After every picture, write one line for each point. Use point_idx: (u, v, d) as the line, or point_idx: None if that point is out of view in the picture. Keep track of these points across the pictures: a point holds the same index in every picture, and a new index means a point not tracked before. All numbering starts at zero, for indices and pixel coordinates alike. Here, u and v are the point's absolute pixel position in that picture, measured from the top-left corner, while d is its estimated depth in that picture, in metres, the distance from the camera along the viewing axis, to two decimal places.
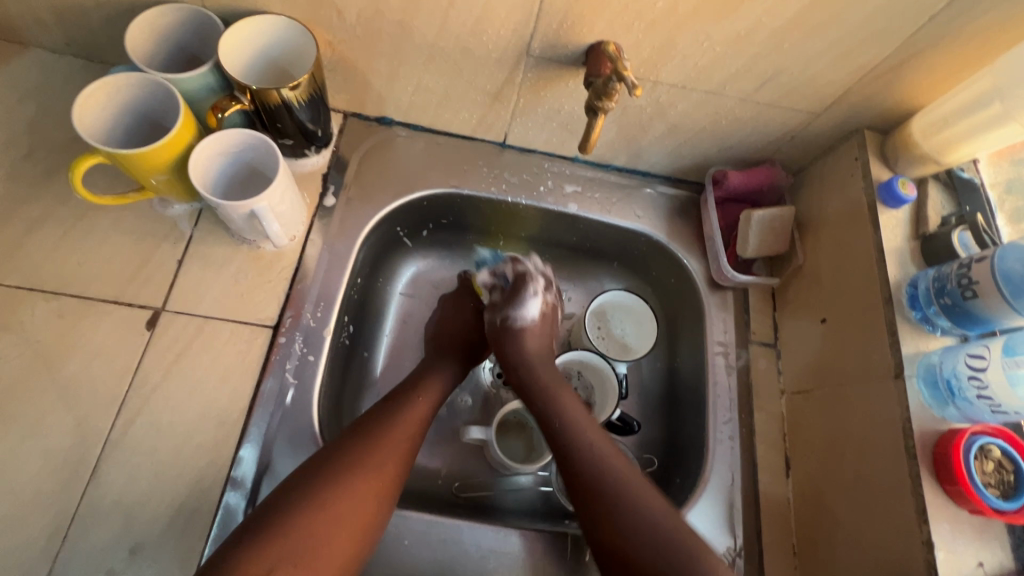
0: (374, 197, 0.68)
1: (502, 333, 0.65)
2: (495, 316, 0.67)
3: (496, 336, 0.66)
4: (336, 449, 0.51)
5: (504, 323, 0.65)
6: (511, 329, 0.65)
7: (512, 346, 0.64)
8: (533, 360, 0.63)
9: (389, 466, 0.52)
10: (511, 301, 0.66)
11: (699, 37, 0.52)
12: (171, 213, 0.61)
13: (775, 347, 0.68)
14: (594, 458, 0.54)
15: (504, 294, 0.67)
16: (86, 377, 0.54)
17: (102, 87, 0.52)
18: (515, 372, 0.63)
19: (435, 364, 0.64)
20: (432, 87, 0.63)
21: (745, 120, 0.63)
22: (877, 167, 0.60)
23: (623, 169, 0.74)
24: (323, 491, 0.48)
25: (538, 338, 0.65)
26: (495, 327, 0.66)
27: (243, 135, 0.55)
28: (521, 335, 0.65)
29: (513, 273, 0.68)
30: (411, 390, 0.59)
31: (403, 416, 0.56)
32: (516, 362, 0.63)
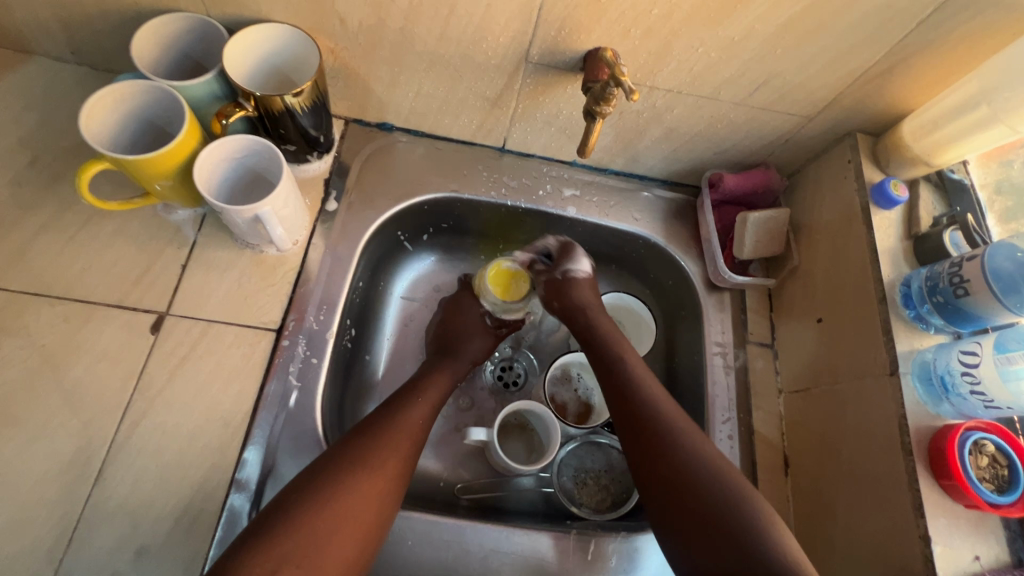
0: (375, 202, 0.68)
1: (564, 283, 0.68)
2: (551, 282, 0.69)
3: (560, 285, 0.68)
4: (338, 453, 0.51)
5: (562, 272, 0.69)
6: (573, 280, 0.69)
7: (575, 292, 0.68)
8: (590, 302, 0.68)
9: (391, 471, 0.52)
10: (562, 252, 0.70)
11: (694, 43, 0.53)
12: (175, 218, 0.62)
13: (772, 347, 0.69)
14: (653, 409, 0.55)
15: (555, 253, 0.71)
16: (90, 380, 0.54)
17: (108, 94, 0.52)
18: (585, 312, 0.66)
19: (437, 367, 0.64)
20: (432, 93, 0.64)
21: (740, 123, 0.64)
22: (870, 170, 0.61)
23: (621, 172, 0.75)
24: (325, 494, 0.48)
25: (591, 290, 0.69)
26: (559, 279, 0.69)
27: (247, 140, 0.56)
28: (579, 285, 0.69)
29: (558, 244, 0.72)
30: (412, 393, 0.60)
31: (405, 420, 0.56)
32: (584, 304, 0.67)
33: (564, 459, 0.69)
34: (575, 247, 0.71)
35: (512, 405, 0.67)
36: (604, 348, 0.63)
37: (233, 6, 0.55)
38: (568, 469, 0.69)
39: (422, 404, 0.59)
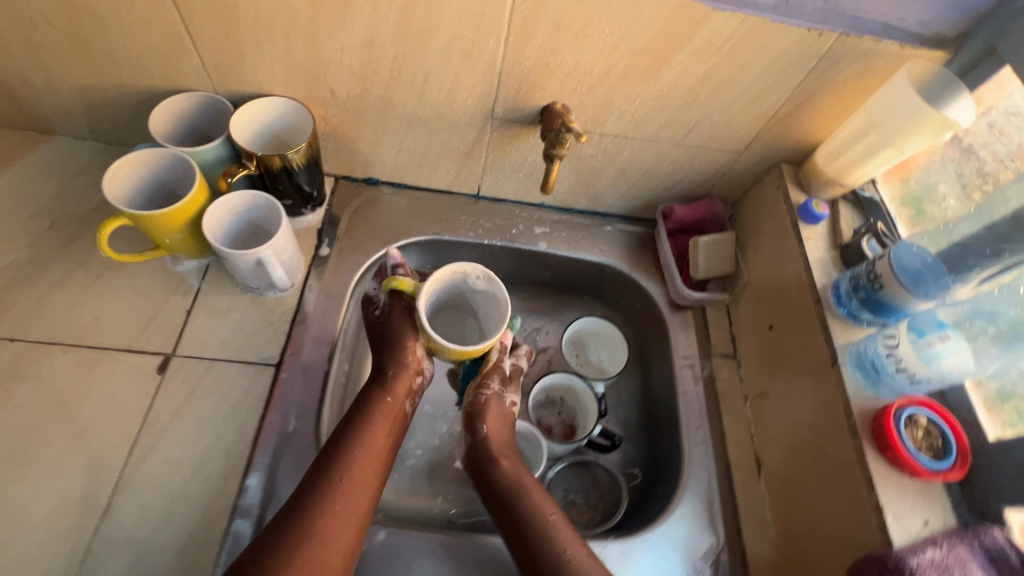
0: (365, 246, 0.76)
1: (486, 411, 0.66)
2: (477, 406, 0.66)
3: (477, 412, 0.66)
4: (280, 522, 0.51)
5: (491, 394, 0.67)
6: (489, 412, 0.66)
7: (488, 427, 0.65)
8: (501, 453, 0.64)
9: (347, 523, 0.53)
10: (483, 417, 0.66)
11: (632, 95, 0.63)
12: (181, 269, 0.68)
13: (735, 357, 0.76)
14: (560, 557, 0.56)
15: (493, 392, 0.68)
16: (99, 419, 0.57)
17: (127, 160, 0.60)
18: (503, 458, 0.64)
19: (372, 398, 0.61)
20: (413, 149, 0.74)
21: (680, 160, 0.74)
22: (795, 194, 0.71)
23: (584, 212, 0.85)
24: (292, 543, 0.50)
25: (505, 429, 0.67)
26: (481, 400, 0.66)
27: (249, 195, 0.63)
28: (499, 410, 0.67)
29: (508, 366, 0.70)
30: (347, 436, 0.58)
31: (350, 470, 0.55)
32: (500, 450, 0.65)
33: (552, 479, 0.74)
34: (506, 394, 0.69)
35: None
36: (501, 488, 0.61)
37: (239, 84, 0.64)
38: (558, 489, 0.74)
39: (366, 445, 0.58)
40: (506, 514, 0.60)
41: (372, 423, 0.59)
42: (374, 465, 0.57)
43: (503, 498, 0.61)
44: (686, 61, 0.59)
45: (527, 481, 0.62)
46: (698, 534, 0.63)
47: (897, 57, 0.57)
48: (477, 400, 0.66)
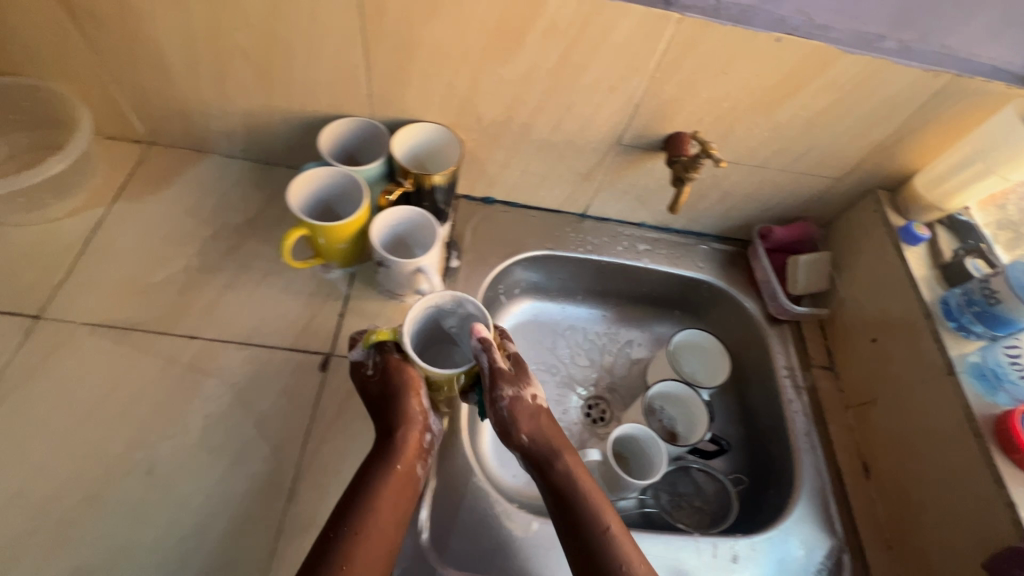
0: (488, 260, 0.82)
1: (537, 410, 0.62)
2: (517, 407, 0.61)
3: (530, 414, 0.62)
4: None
5: (511, 399, 0.61)
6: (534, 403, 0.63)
7: (540, 425, 0.62)
8: (561, 449, 0.62)
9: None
10: (529, 418, 0.62)
11: (753, 126, 0.70)
12: (331, 276, 0.74)
13: (832, 369, 0.81)
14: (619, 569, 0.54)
15: (513, 365, 0.64)
16: (275, 411, 0.63)
17: (305, 178, 0.67)
18: (559, 456, 0.61)
19: (378, 466, 0.57)
20: (536, 171, 0.80)
21: (782, 185, 0.80)
22: (894, 218, 0.77)
23: (680, 231, 0.91)
24: None
25: (547, 422, 0.63)
26: (529, 404, 0.62)
27: (405, 211, 0.69)
28: (524, 409, 0.62)
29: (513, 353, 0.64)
30: (352, 510, 0.54)
31: (355, 557, 0.51)
32: (558, 445, 0.62)
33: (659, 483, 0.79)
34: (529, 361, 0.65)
35: (620, 429, 0.73)
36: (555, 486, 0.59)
37: (396, 111, 0.71)
38: (664, 492, 0.78)
39: (372, 525, 0.53)
40: (563, 522, 0.58)
41: (379, 498, 0.55)
42: (382, 550, 0.53)
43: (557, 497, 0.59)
44: (809, 97, 0.66)
45: (583, 485, 0.59)
46: (819, 535, 0.67)
47: (1003, 96, 0.64)
48: (515, 411, 0.61)
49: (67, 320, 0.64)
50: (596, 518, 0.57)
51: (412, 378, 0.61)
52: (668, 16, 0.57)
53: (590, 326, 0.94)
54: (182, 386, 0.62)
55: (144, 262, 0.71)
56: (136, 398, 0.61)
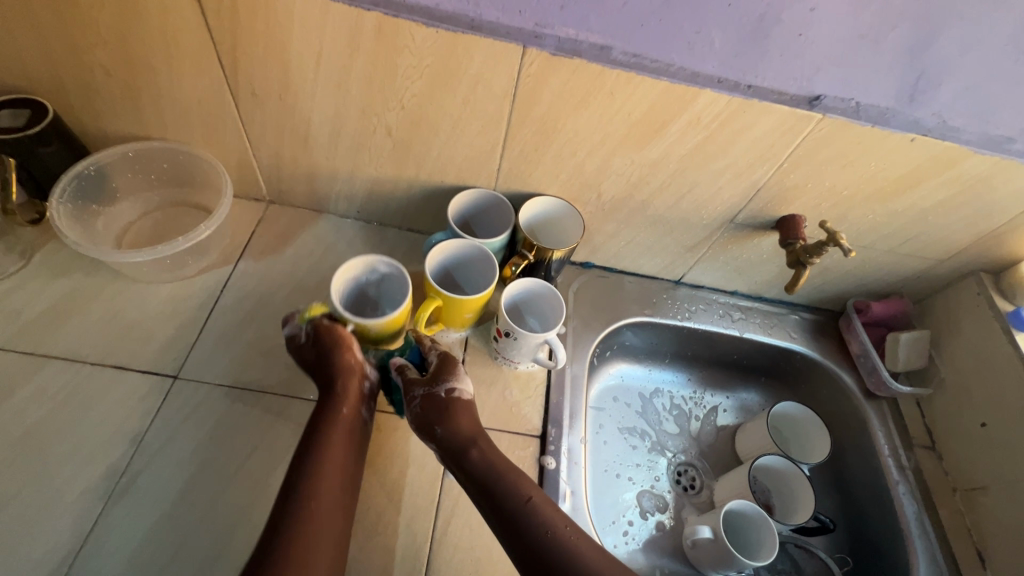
0: (591, 326, 0.83)
1: (448, 405, 0.62)
2: (429, 403, 0.62)
3: (444, 409, 0.62)
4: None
5: (423, 397, 0.62)
6: (455, 398, 0.63)
7: (459, 417, 0.62)
8: (471, 439, 0.61)
9: (315, 554, 0.52)
10: (448, 413, 0.62)
11: (869, 212, 0.72)
12: (446, 340, 0.75)
13: (934, 449, 0.81)
14: (550, 525, 0.56)
15: (437, 364, 0.65)
16: (406, 481, 0.63)
17: (436, 251, 0.70)
18: (471, 446, 0.60)
19: (326, 427, 0.59)
20: (642, 241, 0.83)
21: (883, 264, 0.82)
22: (1000, 301, 0.78)
23: (771, 300, 0.93)
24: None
25: (464, 414, 0.62)
26: (441, 399, 0.62)
27: (529, 283, 0.71)
28: (438, 403, 0.62)
29: (437, 355, 0.66)
30: (307, 457, 0.57)
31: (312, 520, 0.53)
32: (471, 435, 0.61)
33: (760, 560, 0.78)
34: (455, 360, 0.66)
35: (728, 505, 0.74)
36: (475, 463, 0.60)
37: (520, 184, 0.74)
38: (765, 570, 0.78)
39: (325, 484, 0.55)
40: (490, 494, 0.58)
41: (328, 443, 0.58)
42: (335, 514, 0.55)
43: (482, 476, 0.59)
44: (930, 189, 0.68)
45: (503, 462, 0.60)
46: None
47: None
48: (430, 407, 0.62)
49: (204, 381, 0.66)
50: (519, 481, 0.58)
51: (344, 336, 0.63)
52: (810, 115, 0.60)
53: (676, 389, 0.94)
54: None
55: (271, 322, 0.72)
56: (272, 464, 0.61)
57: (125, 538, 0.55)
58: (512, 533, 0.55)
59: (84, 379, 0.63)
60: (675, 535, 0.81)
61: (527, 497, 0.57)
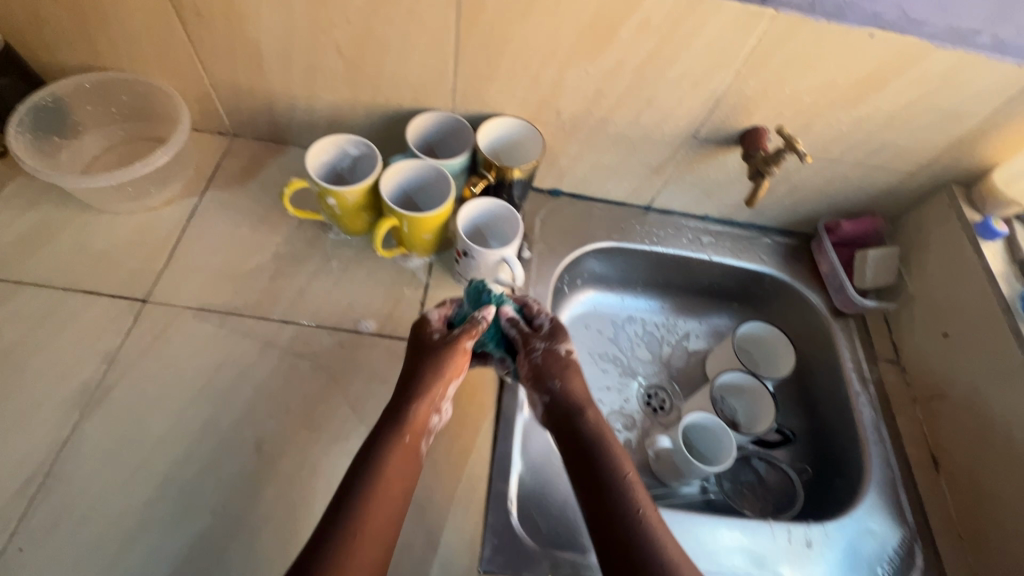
0: (557, 250, 0.84)
1: (567, 364, 0.62)
2: (547, 359, 0.62)
3: (563, 367, 0.62)
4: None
5: (546, 351, 0.63)
6: (572, 360, 0.63)
7: (574, 378, 0.62)
8: (586, 406, 0.60)
9: (373, 525, 0.50)
10: (564, 372, 0.61)
11: (833, 120, 0.70)
12: (411, 265, 0.77)
13: (899, 364, 0.81)
14: (644, 526, 0.51)
15: (549, 326, 0.65)
16: (368, 393, 0.66)
17: (393, 170, 0.70)
18: (588, 408, 0.60)
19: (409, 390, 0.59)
20: (607, 164, 0.82)
21: (853, 179, 0.80)
22: (969, 212, 0.76)
23: (743, 224, 0.92)
24: (333, 543, 0.48)
25: (582, 379, 0.63)
26: (561, 357, 0.63)
27: (488, 203, 0.71)
28: (559, 362, 0.62)
29: (550, 318, 0.66)
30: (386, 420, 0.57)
31: (361, 529, 0.49)
32: (584, 403, 0.60)
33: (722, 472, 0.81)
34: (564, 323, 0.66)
35: (688, 417, 0.76)
36: (583, 444, 0.57)
37: (477, 104, 0.73)
38: (726, 480, 0.80)
39: (381, 490, 0.52)
40: (596, 496, 0.54)
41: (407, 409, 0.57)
42: (385, 520, 0.51)
43: (585, 466, 0.56)
44: (895, 91, 0.66)
45: (611, 447, 0.57)
46: (892, 524, 0.68)
47: None
48: (547, 362, 0.62)
49: (174, 304, 0.68)
50: (625, 480, 0.54)
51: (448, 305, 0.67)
52: (763, 12, 0.58)
53: (649, 317, 0.95)
54: (281, 366, 0.66)
55: (238, 250, 0.74)
56: (240, 378, 0.64)
57: (102, 444, 0.59)
58: (611, 537, 0.51)
59: (57, 303, 0.66)
60: (642, 450, 0.83)
61: (632, 500, 0.53)
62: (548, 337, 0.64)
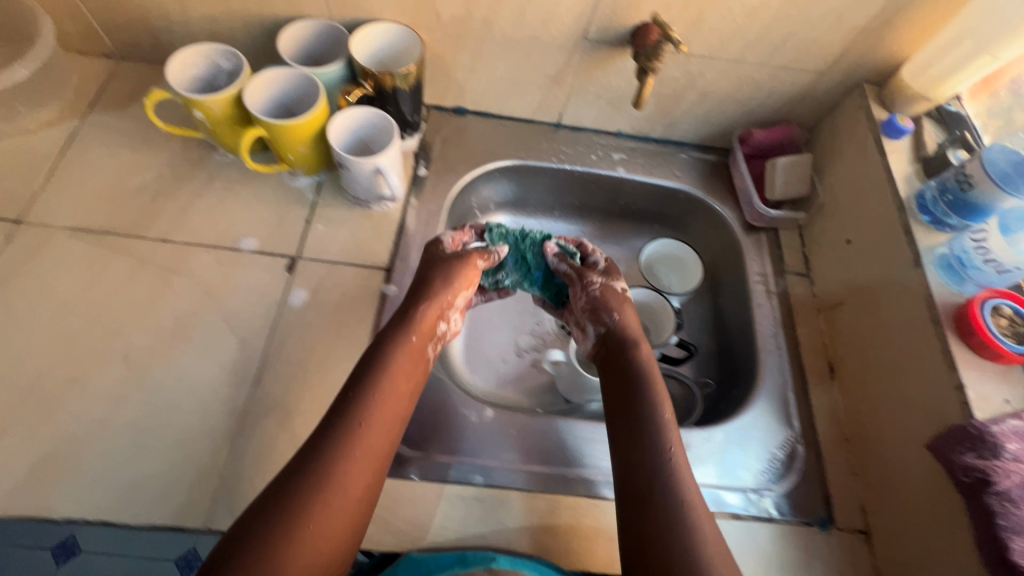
0: (457, 169, 0.81)
1: (623, 300, 0.70)
2: (604, 293, 0.69)
3: (619, 301, 0.70)
4: (304, 461, 0.51)
5: (602, 285, 0.70)
6: (618, 294, 0.71)
7: (626, 313, 0.69)
8: (638, 338, 0.67)
9: (370, 446, 0.54)
10: (611, 307, 0.69)
11: (725, 11, 0.66)
12: (298, 184, 0.75)
13: (808, 276, 0.79)
14: (657, 453, 0.57)
15: (605, 266, 0.74)
16: (243, 308, 0.66)
17: (261, 80, 0.66)
18: (641, 343, 0.67)
19: (402, 325, 0.62)
20: (504, 75, 0.78)
21: (763, 83, 0.76)
22: (878, 111, 0.72)
23: (659, 140, 0.88)
24: (323, 460, 0.51)
25: (634, 314, 0.70)
26: (618, 293, 0.71)
27: (366, 112, 0.69)
28: (615, 296, 0.70)
29: (603, 260, 0.75)
30: (383, 349, 0.60)
31: (354, 450, 0.52)
32: (635, 336, 0.67)
33: None
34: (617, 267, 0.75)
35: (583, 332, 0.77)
36: (625, 372, 0.64)
37: (352, 9, 0.70)
38: None
39: (376, 416, 0.55)
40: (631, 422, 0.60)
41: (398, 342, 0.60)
42: (381, 445, 0.54)
43: (622, 391, 0.63)
44: None
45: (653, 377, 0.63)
46: (776, 427, 0.68)
47: None
48: (598, 296, 0.69)
49: (47, 224, 0.67)
50: (652, 407, 0.60)
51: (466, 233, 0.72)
52: None
53: None
54: (156, 283, 0.66)
55: (118, 172, 0.73)
56: (113, 295, 0.64)
57: None
58: (630, 461, 0.57)
59: None
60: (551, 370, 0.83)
61: (660, 428, 0.58)
62: (599, 274, 0.72)
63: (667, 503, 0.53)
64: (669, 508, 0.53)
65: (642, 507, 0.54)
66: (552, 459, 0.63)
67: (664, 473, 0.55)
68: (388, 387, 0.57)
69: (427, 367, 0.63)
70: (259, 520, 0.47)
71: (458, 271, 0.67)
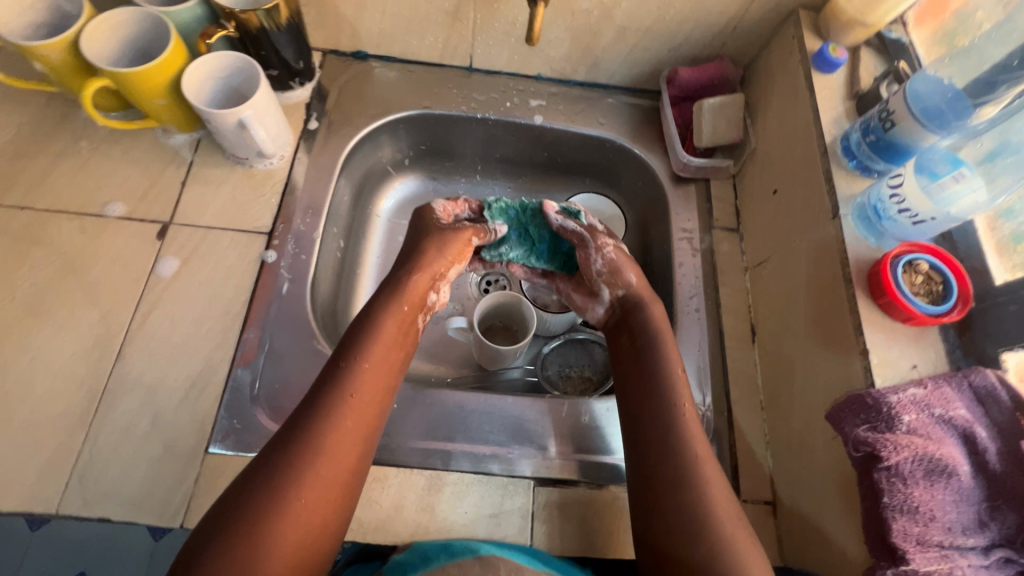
0: (354, 121, 0.74)
1: (629, 262, 0.65)
2: (612, 257, 0.64)
3: (626, 263, 0.65)
4: (287, 431, 0.48)
5: (613, 248, 0.65)
6: (627, 257, 0.65)
7: (639, 276, 0.64)
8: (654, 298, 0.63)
9: (359, 417, 0.50)
10: (619, 272, 0.64)
11: None
12: (173, 142, 0.69)
13: (738, 231, 0.73)
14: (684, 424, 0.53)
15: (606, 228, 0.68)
16: (107, 279, 0.61)
17: (105, 21, 0.59)
18: (652, 304, 0.62)
19: (397, 293, 0.58)
20: (397, 12, 0.70)
21: (687, 13, 0.67)
22: (812, 41, 0.64)
23: (585, 83, 0.80)
24: (310, 430, 0.47)
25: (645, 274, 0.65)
26: (623, 254, 0.65)
27: (231, 57, 0.62)
28: (622, 259, 0.65)
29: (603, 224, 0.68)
30: (372, 318, 0.56)
31: (345, 422, 0.49)
32: (650, 296, 0.63)
33: (548, 354, 0.76)
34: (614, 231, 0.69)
35: (489, 296, 0.71)
36: (645, 338, 0.60)
37: None
38: (554, 363, 0.76)
39: (366, 386, 0.52)
40: (644, 391, 0.56)
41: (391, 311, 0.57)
42: (368, 418, 0.51)
43: (637, 358, 0.59)
44: None
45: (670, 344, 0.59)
46: None
47: None
48: (610, 262, 0.64)
49: None
50: (668, 376, 0.56)
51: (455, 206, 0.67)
52: None
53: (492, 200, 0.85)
54: (11, 254, 0.61)
55: None
56: None
57: None
58: (648, 434, 0.54)
59: None
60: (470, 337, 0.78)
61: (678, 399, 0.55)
62: (610, 237, 0.66)
63: (682, 478, 0.50)
64: (688, 482, 0.50)
65: (656, 483, 0.51)
66: (437, 433, 0.59)
67: (687, 447, 0.52)
68: (375, 357, 0.53)
69: (415, 340, 0.59)
70: (239, 498, 0.44)
71: (453, 238, 0.64)
